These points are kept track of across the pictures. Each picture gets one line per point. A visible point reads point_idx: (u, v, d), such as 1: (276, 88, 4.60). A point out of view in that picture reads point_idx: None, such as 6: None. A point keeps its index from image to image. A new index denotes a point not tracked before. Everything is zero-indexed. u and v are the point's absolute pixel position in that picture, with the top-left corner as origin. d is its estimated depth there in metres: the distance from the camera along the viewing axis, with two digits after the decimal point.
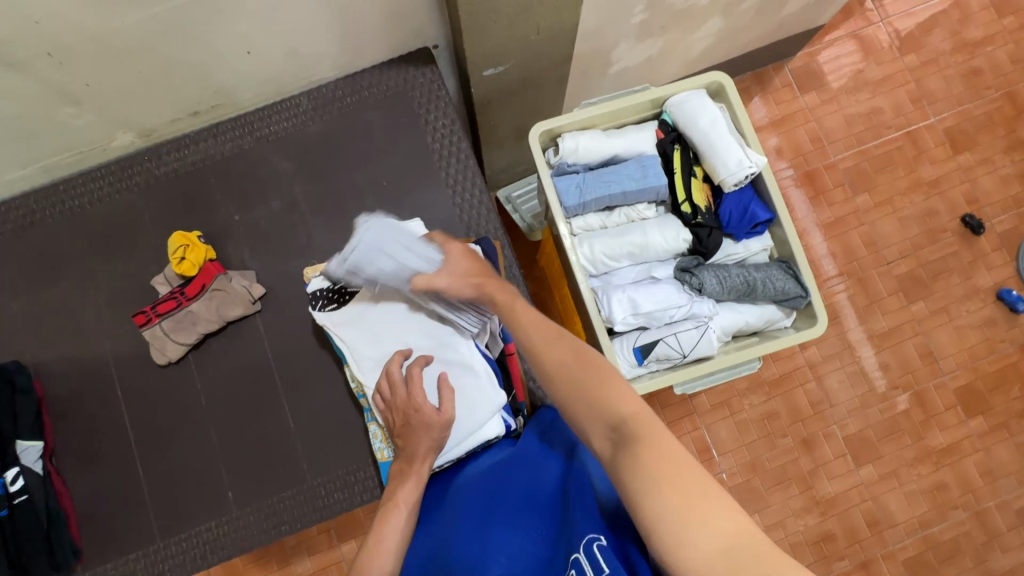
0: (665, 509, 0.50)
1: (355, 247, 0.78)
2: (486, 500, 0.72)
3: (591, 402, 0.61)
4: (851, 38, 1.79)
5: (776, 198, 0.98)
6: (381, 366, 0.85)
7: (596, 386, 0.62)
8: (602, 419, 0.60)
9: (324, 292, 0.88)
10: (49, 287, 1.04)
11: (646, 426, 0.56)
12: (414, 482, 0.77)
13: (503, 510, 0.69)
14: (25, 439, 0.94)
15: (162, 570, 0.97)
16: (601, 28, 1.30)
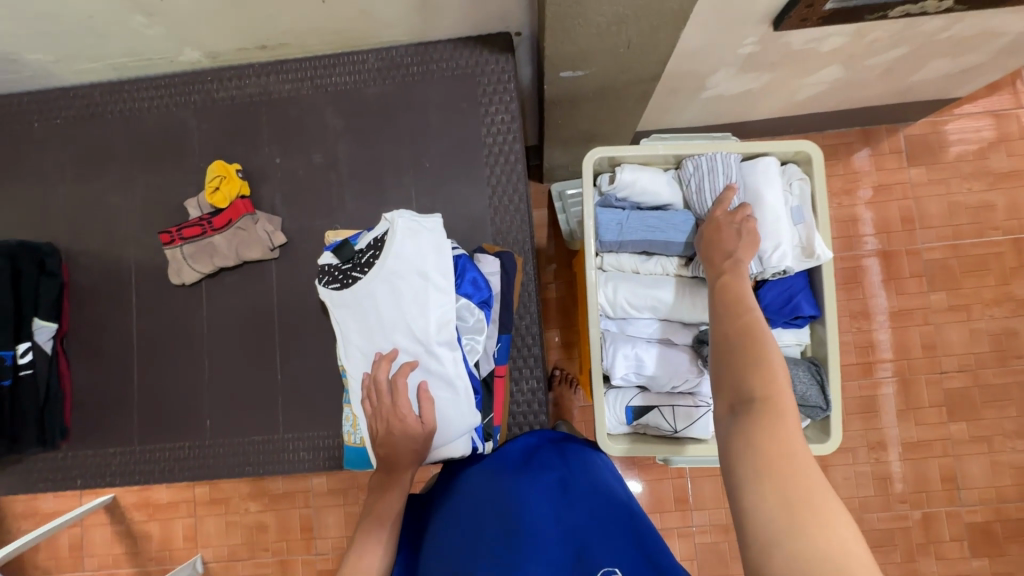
0: (771, 490, 0.50)
1: (387, 250, 0.83)
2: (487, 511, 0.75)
3: (740, 370, 0.60)
4: (987, 117, 1.59)
5: (828, 297, 0.89)
6: (371, 360, 0.84)
7: (745, 352, 0.61)
8: (734, 387, 0.59)
9: (332, 268, 0.87)
10: (93, 182, 1.08)
11: (776, 404, 0.55)
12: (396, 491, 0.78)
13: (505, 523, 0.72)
14: (42, 318, 0.99)
15: (132, 471, 1.03)
16: (703, 50, 1.19)
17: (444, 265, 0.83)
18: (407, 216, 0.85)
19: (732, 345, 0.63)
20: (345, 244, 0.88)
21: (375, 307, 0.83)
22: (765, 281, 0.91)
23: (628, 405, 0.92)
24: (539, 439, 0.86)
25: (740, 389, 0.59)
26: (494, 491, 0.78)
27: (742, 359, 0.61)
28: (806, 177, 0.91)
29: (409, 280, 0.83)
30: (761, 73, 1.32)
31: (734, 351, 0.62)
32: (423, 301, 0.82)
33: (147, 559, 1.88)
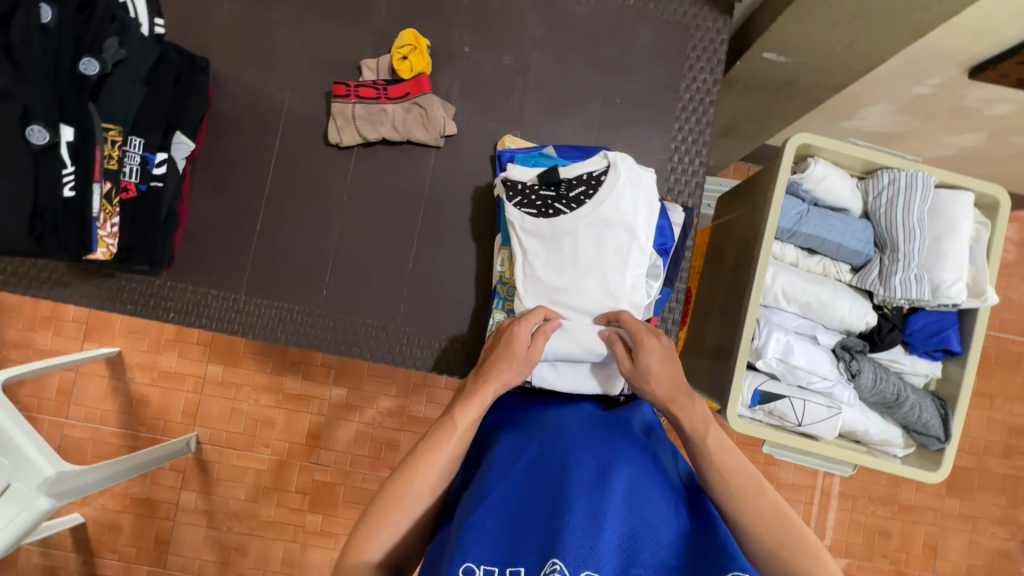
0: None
1: (609, 196, 0.83)
2: (605, 454, 0.64)
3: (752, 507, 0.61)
4: None
5: (977, 340, 0.91)
6: (547, 291, 0.83)
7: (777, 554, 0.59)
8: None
9: (529, 195, 0.85)
10: (264, 11, 1.00)
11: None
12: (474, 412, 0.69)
13: (618, 471, 0.62)
14: (184, 133, 0.88)
15: (230, 320, 0.97)
16: (884, 77, 1.20)
17: (652, 224, 0.84)
18: (628, 164, 0.86)
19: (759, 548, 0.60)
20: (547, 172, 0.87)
21: (576, 244, 0.83)
22: (920, 308, 0.93)
23: (759, 389, 0.93)
24: (653, 420, 0.78)
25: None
26: (612, 440, 0.67)
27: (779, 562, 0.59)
28: (986, 222, 0.93)
29: (618, 229, 0.83)
30: (910, 118, 1.34)
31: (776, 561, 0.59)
32: (625, 257, 0.83)
33: (137, 423, 1.76)
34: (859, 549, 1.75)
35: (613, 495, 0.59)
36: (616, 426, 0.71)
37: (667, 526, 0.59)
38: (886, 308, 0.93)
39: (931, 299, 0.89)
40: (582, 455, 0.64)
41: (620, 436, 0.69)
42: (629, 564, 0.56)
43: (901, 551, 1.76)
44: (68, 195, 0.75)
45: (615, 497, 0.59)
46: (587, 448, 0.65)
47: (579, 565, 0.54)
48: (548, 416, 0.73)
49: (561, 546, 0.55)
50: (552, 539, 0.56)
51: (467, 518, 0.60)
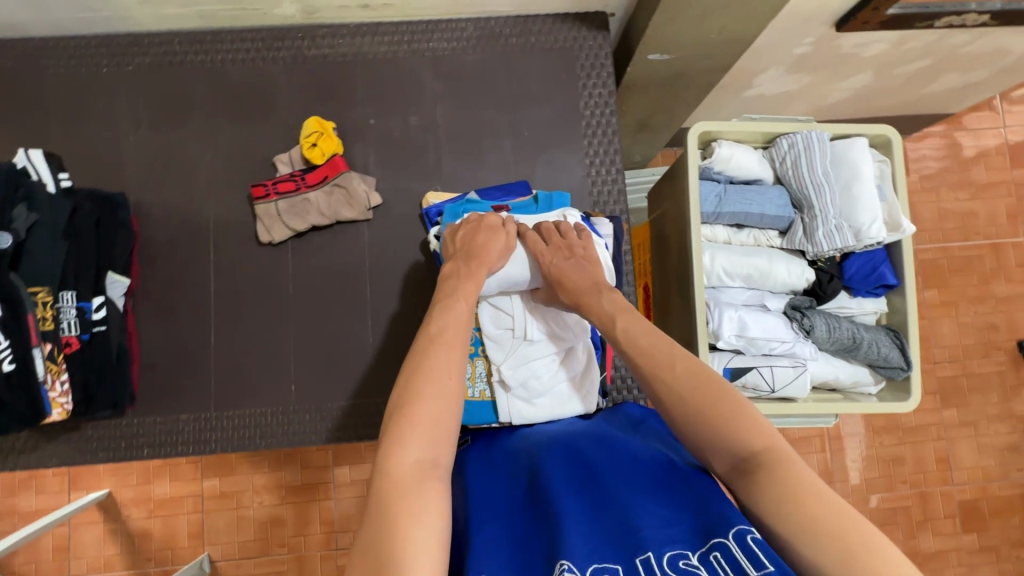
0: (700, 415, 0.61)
1: None
2: (589, 473, 0.66)
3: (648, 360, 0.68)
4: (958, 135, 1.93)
5: (909, 268, 0.97)
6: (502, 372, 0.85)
7: (705, 399, 0.62)
8: (719, 448, 0.60)
9: None
10: (169, 133, 1.02)
11: (771, 454, 0.56)
12: (472, 285, 0.76)
13: (605, 480, 0.64)
14: (117, 272, 0.91)
15: (207, 439, 0.96)
16: (765, 47, 1.28)
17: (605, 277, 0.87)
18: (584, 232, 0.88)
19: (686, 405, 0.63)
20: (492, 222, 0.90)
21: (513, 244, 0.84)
22: (850, 253, 0.98)
23: (728, 367, 0.96)
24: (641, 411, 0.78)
25: (722, 445, 0.59)
26: (595, 456, 0.68)
27: (702, 411, 0.61)
28: (886, 159, 1.00)
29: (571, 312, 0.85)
30: (802, 75, 1.43)
31: (704, 410, 0.61)
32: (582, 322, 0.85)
33: (145, 560, 1.70)
34: (878, 482, 1.79)
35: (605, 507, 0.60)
36: (600, 438, 0.73)
37: (664, 506, 0.58)
38: (820, 261, 0.98)
39: (857, 243, 0.95)
40: (564, 473, 0.66)
41: (602, 445, 0.71)
42: (637, 537, 0.55)
43: (917, 473, 1.81)
44: (9, 368, 0.78)
45: (602, 502, 0.61)
46: (570, 471, 0.66)
47: (587, 560, 0.53)
48: (534, 446, 0.76)
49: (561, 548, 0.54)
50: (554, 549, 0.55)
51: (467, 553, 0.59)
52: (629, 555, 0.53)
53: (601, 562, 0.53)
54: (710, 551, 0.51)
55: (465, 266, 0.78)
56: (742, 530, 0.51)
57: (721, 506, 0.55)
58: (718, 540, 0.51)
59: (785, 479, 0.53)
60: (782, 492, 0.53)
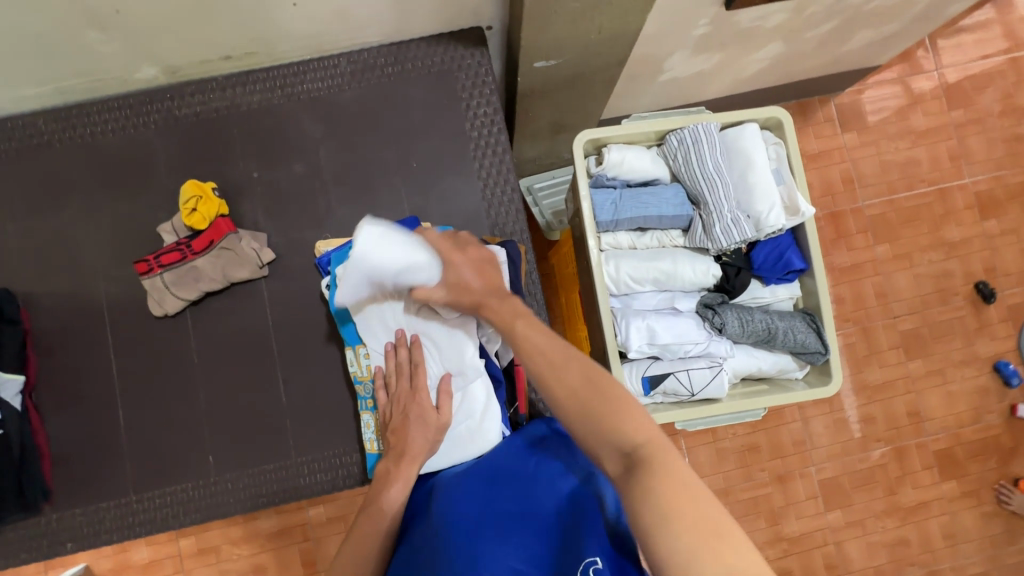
0: (590, 405, 0.61)
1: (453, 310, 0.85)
2: (477, 502, 0.67)
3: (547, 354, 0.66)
4: (890, 84, 1.90)
5: (815, 250, 0.95)
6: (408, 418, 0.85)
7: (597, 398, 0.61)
8: (608, 443, 0.59)
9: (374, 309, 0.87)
10: (48, 216, 0.99)
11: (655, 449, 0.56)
12: (400, 484, 0.77)
13: (495, 515, 0.64)
14: (6, 370, 0.91)
15: (131, 523, 0.94)
16: (663, 33, 1.24)
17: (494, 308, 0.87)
18: None
19: (575, 406, 0.62)
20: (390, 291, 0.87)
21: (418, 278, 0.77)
22: (756, 243, 0.96)
23: (645, 376, 0.94)
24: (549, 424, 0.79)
25: (610, 441, 0.59)
26: (487, 485, 0.70)
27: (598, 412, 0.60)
28: (780, 141, 0.97)
29: (469, 343, 0.83)
30: (711, 54, 1.40)
31: (587, 406, 0.61)
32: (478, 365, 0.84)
33: None
34: (852, 444, 1.78)
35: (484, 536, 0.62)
36: (500, 466, 0.74)
37: (540, 537, 0.62)
38: (726, 255, 0.96)
39: (757, 233, 0.93)
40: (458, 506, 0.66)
41: (500, 475, 0.71)
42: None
43: (890, 430, 1.80)
44: None
45: (489, 536, 0.61)
46: (459, 502, 0.67)
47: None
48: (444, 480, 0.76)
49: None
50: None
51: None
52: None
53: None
54: None
55: (393, 467, 0.79)
56: (589, 562, 0.57)
57: (581, 537, 0.60)
58: None
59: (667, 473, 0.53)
60: (650, 488, 0.52)
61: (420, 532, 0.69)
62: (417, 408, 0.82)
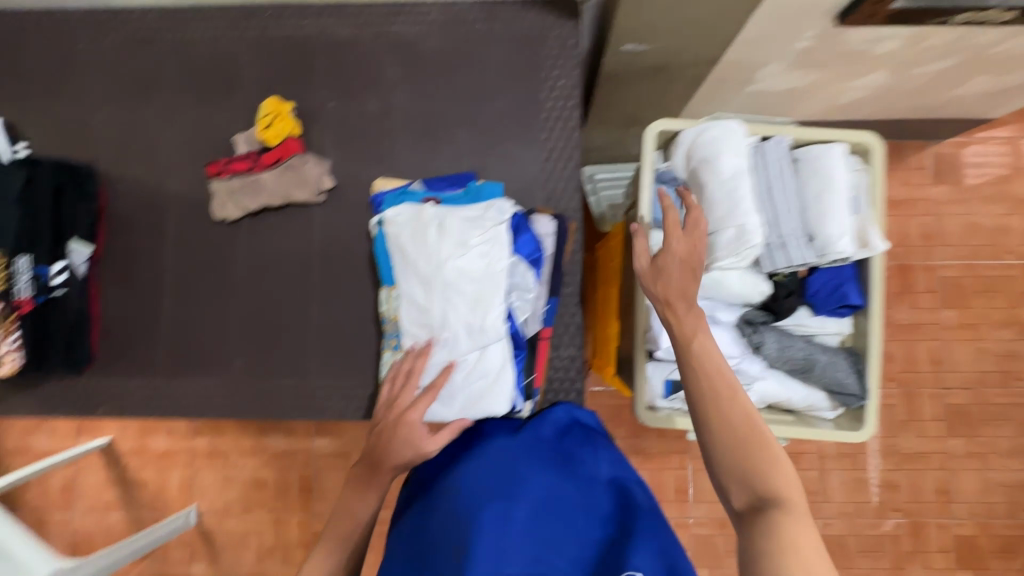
0: (756, 457, 0.64)
1: (490, 267, 0.84)
2: (509, 481, 0.70)
3: (734, 416, 0.67)
4: (995, 144, 1.76)
5: (876, 289, 0.89)
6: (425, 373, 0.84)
7: (751, 448, 0.64)
8: (743, 485, 0.63)
9: (409, 255, 0.85)
10: (136, 107, 1.05)
11: (766, 459, 0.63)
12: (373, 496, 0.75)
13: (524, 496, 0.68)
14: (79, 240, 0.95)
15: (154, 405, 1.00)
16: (760, 39, 1.19)
17: (529, 272, 0.87)
18: (506, 229, 0.85)
19: (733, 439, 0.65)
20: (428, 238, 0.84)
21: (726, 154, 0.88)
22: (815, 268, 0.92)
23: (668, 378, 0.93)
24: (568, 425, 0.82)
25: (746, 483, 0.63)
26: (521, 464, 0.72)
27: (745, 461, 0.64)
28: (864, 168, 0.92)
29: (496, 305, 0.83)
30: (810, 72, 1.32)
31: (746, 455, 0.64)
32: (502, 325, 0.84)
33: (139, 506, 1.83)
34: (868, 507, 1.70)
35: (516, 511, 0.66)
36: (533, 445, 0.76)
37: (568, 532, 0.64)
38: (780, 275, 0.92)
39: (819, 258, 0.89)
40: (492, 481, 0.70)
41: (532, 456, 0.74)
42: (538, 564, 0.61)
43: (912, 502, 1.70)
44: None
45: (518, 519, 0.65)
46: (489, 482, 0.70)
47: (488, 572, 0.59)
48: (473, 449, 0.79)
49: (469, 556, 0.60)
50: (463, 549, 0.62)
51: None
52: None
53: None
54: None
55: (373, 478, 0.76)
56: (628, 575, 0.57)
57: (622, 551, 0.60)
58: None
59: (801, 533, 0.56)
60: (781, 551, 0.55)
61: (456, 491, 0.72)
62: (404, 423, 0.77)
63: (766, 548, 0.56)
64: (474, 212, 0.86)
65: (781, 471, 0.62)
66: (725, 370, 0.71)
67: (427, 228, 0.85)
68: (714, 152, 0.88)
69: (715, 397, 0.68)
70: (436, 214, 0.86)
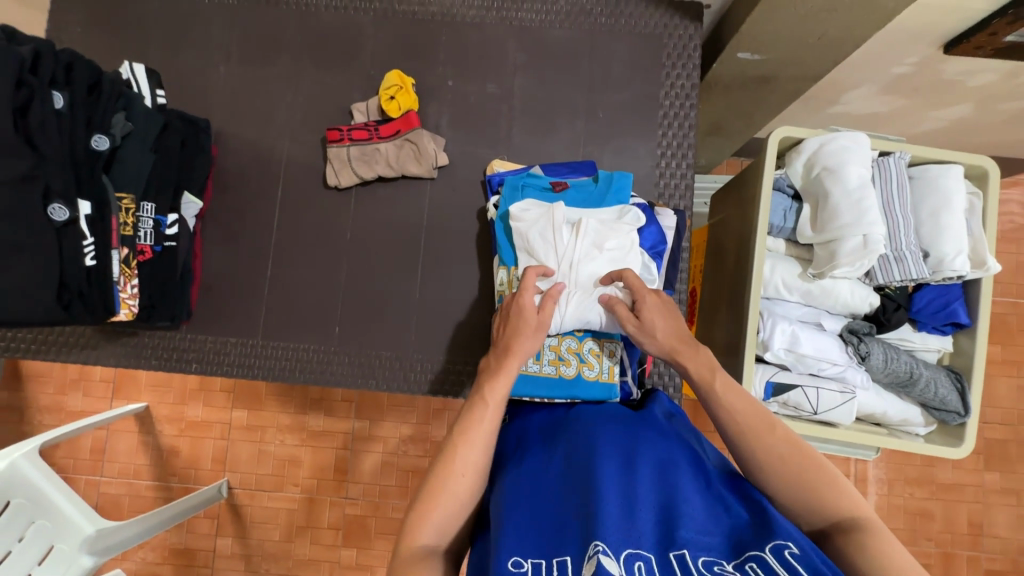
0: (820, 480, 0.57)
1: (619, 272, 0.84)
2: (625, 446, 0.64)
3: (775, 452, 0.60)
4: None
5: (986, 310, 0.91)
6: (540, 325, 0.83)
7: (808, 478, 0.57)
8: (816, 513, 0.56)
9: (537, 247, 0.86)
10: (257, 68, 1.06)
11: (824, 481, 0.57)
12: (504, 377, 0.70)
13: (647, 459, 0.61)
14: (192, 193, 0.95)
15: (251, 364, 1.00)
16: (860, 61, 1.21)
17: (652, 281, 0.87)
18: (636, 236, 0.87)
19: (788, 474, 0.58)
20: (560, 236, 0.85)
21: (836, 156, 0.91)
22: (924, 285, 0.93)
23: (770, 380, 0.93)
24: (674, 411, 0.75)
25: (815, 513, 0.56)
26: (637, 432, 0.67)
27: (801, 489, 0.57)
28: (979, 192, 0.94)
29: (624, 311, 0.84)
30: (897, 97, 1.35)
31: (801, 481, 0.58)
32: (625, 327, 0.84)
33: (169, 474, 1.73)
34: (895, 532, 1.64)
35: (638, 481, 0.57)
36: (642, 419, 0.70)
37: (698, 501, 0.56)
38: (889, 289, 0.93)
39: (933, 275, 0.90)
40: (606, 443, 0.64)
41: (646, 427, 0.68)
42: (671, 534, 0.51)
43: (945, 532, 1.65)
44: (90, 264, 0.79)
45: (643, 477, 0.58)
46: (606, 443, 0.64)
47: (622, 543, 0.50)
48: (577, 417, 0.74)
49: (597, 525, 0.51)
50: (587, 510, 0.54)
51: (501, 522, 0.57)
52: (663, 547, 0.50)
53: (635, 547, 0.50)
54: (744, 563, 0.48)
55: (495, 361, 0.73)
56: (780, 545, 0.49)
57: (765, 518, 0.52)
58: (755, 553, 0.49)
59: (897, 543, 0.51)
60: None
61: (567, 451, 0.66)
62: (520, 305, 0.77)
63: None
64: (608, 218, 0.88)
65: (842, 488, 0.57)
66: (737, 395, 0.65)
67: (559, 225, 0.86)
68: (841, 162, 0.90)
69: (748, 432, 0.62)
70: (569, 219, 0.89)
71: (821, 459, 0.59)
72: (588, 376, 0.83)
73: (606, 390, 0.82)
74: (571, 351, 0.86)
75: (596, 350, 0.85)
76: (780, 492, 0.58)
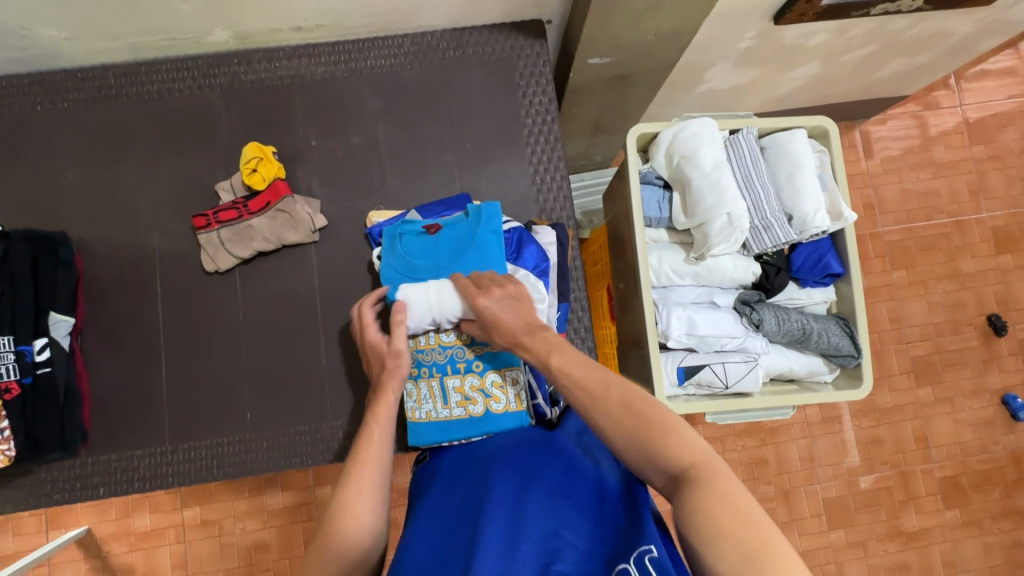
0: (661, 432, 0.57)
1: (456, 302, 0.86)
2: (523, 473, 0.66)
3: (613, 414, 0.60)
4: (920, 114, 1.84)
5: (854, 256, 0.97)
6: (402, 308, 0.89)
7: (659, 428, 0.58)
8: (655, 466, 0.57)
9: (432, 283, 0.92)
10: (109, 167, 1.01)
11: (662, 432, 0.57)
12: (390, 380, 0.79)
13: (541, 482, 0.64)
14: (59, 312, 0.90)
15: (162, 473, 0.95)
16: (706, 42, 1.27)
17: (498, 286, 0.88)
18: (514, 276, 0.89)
19: (644, 428, 0.58)
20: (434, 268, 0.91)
21: (691, 132, 0.95)
22: (797, 244, 0.99)
23: (680, 366, 0.97)
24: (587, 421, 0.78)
25: (656, 464, 0.57)
26: (537, 457, 0.69)
27: (641, 445, 0.58)
28: (825, 149, 1.00)
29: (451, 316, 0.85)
30: (752, 68, 1.43)
31: (638, 433, 0.58)
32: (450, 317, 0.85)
33: None
34: (855, 464, 1.70)
35: (526, 510, 0.60)
36: (547, 441, 0.73)
37: (582, 520, 0.59)
38: (767, 255, 0.98)
39: (801, 235, 0.95)
40: (504, 475, 0.66)
41: (548, 449, 0.71)
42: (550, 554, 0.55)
43: (897, 454, 1.71)
44: None
45: (531, 503, 0.61)
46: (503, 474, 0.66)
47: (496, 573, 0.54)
48: (485, 450, 0.76)
49: (474, 562, 0.54)
50: (471, 549, 0.57)
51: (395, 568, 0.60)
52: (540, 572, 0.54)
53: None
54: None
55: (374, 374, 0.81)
56: (643, 552, 0.52)
57: (637, 528, 0.56)
58: (621, 566, 0.52)
59: (718, 494, 0.51)
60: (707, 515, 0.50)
61: (468, 488, 0.68)
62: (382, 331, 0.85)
63: (698, 516, 0.50)
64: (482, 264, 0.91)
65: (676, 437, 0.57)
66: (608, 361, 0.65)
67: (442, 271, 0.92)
68: (694, 149, 0.94)
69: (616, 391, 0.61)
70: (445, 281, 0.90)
71: (667, 415, 0.59)
72: (496, 410, 0.86)
73: (516, 419, 0.85)
74: (476, 388, 0.89)
75: (499, 381, 0.89)
76: (626, 450, 0.59)
